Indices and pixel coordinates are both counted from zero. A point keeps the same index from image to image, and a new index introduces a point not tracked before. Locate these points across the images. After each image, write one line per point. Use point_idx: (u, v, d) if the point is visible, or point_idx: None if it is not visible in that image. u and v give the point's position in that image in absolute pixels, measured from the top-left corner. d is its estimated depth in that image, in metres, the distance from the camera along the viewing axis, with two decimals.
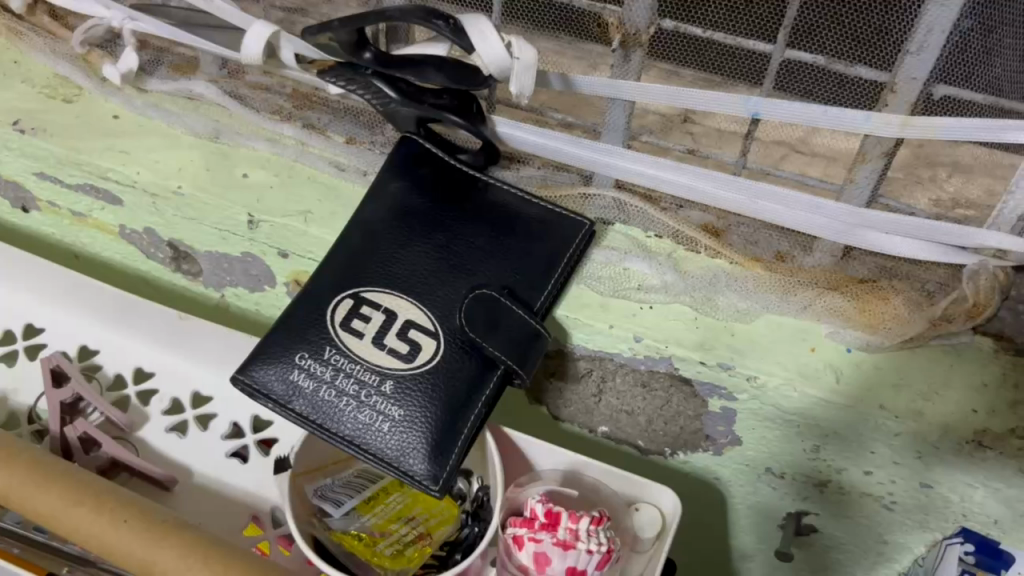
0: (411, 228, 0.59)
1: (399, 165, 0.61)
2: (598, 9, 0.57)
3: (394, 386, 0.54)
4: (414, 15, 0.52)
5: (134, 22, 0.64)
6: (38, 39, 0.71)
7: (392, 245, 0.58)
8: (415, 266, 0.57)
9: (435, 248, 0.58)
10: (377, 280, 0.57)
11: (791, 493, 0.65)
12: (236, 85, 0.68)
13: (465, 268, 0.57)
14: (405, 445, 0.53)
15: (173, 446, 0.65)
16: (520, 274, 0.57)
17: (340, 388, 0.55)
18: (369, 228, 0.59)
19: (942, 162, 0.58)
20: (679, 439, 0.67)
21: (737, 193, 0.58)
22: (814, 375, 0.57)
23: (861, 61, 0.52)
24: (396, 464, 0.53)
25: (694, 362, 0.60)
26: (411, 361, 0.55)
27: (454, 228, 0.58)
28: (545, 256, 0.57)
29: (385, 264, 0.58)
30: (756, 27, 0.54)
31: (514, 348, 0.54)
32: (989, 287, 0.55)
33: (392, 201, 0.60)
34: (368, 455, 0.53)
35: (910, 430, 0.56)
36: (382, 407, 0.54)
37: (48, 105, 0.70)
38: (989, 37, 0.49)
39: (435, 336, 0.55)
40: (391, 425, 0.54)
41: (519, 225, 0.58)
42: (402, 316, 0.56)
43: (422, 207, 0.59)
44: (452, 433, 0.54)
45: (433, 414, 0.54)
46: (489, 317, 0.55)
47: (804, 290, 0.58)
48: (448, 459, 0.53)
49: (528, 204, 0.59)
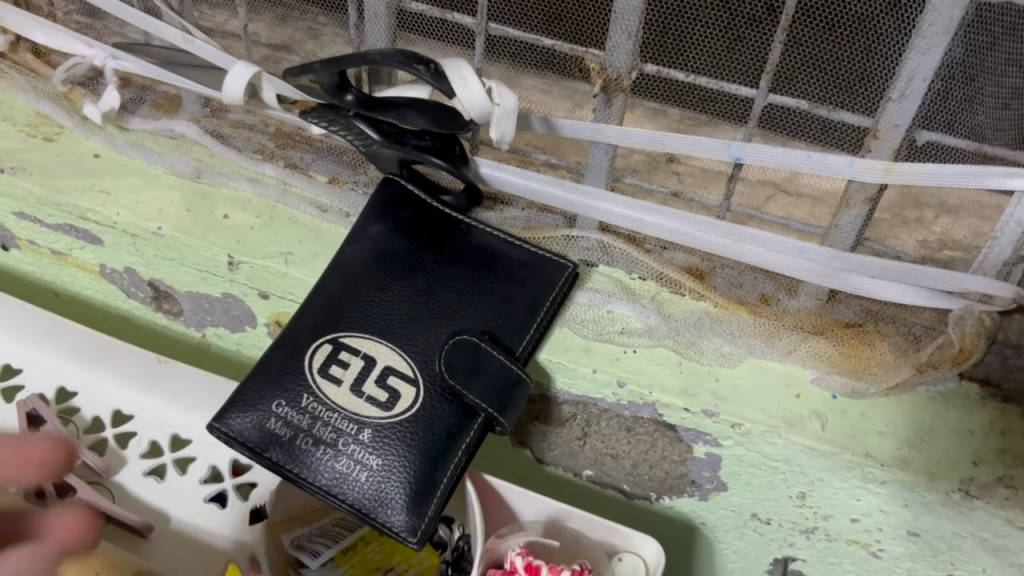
0: (392, 272, 0.58)
1: (379, 208, 0.60)
2: (580, 52, 0.55)
3: (372, 435, 0.54)
4: (395, 58, 0.52)
5: (116, 60, 0.64)
6: (19, 76, 0.70)
7: (372, 289, 0.57)
8: (395, 311, 0.57)
9: (417, 292, 0.57)
10: (355, 325, 0.57)
11: (777, 539, 0.64)
12: (218, 124, 0.69)
13: (446, 313, 0.56)
14: (382, 496, 0.52)
15: (151, 490, 0.64)
16: (502, 318, 0.56)
17: (316, 436, 0.54)
18: (349, 272, 0.58)
19: (930, 204, 0.57)
20: (664, 483, 0.65)
21: (722, 237, 0.58)
22: (799, 422, 0.56)
23: (845, 107, 0.52)
24: (374, 515, 0.52)
25: (677, 409, 0.58)
26: (390, 409, 0.54)
27: (435, 271, 0.58)
28: (527, 298, 0.57)
29: (364, 308, 0.57)
30: (738, 72, 0.53)
31: (494, 394, 0.53)
32: (975, 333, 0.55)
33: (371, 244, 0.59)
34: (345, 506, 0.53)
35: (897, 479, 0.54)
36: (359, 457, 0.53)
37: (29, 143, 0.70)
38: (970, 84, 0.48)
39: (415, 382, 0.55)
40: (368, 475, 0.53)
41: (501, 267, 0.58)
42: (380, 362, 0.55)
43: (403, 250, 0.59)
44: (430, 483, 0.52)
45: (411, 464, 0.53)
46: (470, 362, 0.54)
47: (789, 335, 0.59)
48: (427, 510, 0.52)
49: (508, 246, 0.58)
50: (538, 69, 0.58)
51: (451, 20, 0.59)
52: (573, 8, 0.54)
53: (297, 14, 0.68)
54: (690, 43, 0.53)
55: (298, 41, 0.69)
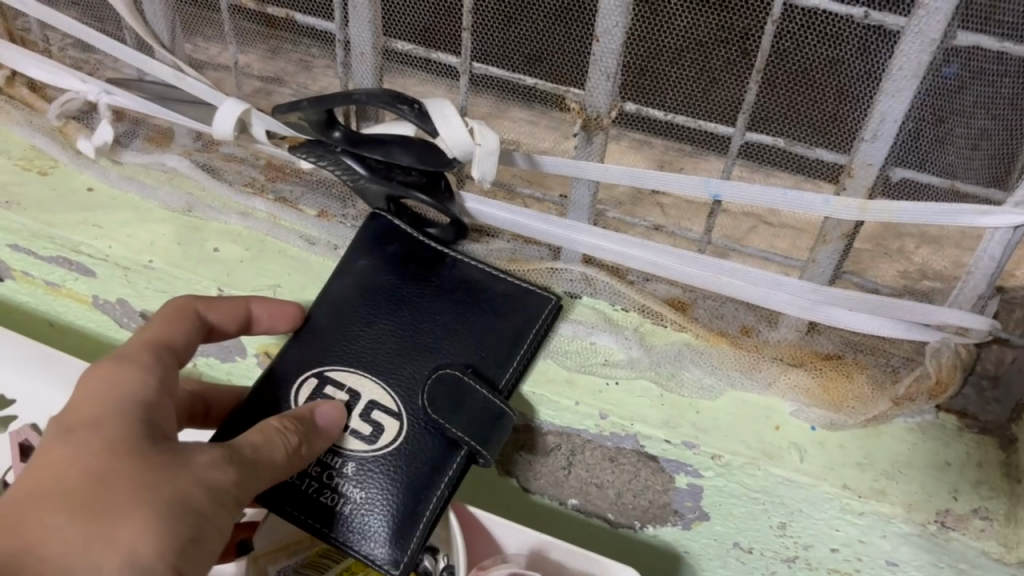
0: (377, 306, 0.60)
1: (365, 238, 0.61)
2: (562, 91, 0.56)
3: (356, 467, 0.56)
4: (380, 99, 0.54)
5: (110, 95, 0.65)
6: (15, 111, 0.72)
7: (357, 323, 0.59)
8: (379, 346, 0.58)
9: (401, 325, 0.59)
10: (339, 359, 0.59)
11: (760, 567, 0.65)
12: (209, 157, 0.70)
13: (430, 347, 0.58)
14: (367, 528, 0.54)
15: None
16: (486, 350, 0.57)
17: (303, 469, 0.56)
18: (335, 306, 0.60)
19: (909, 234, 0.58)
20: (648, 513, 0.66)
21: (703, 270, 0.58)
22: (778, 453, 0.57)
23: (820, 145, 0.53)
24: (357, 547, 0.54)
25: (658, 440, 0.59)
26: (374, 442, 0.56)
27: (420, 304, 0.59)
28: (509, 331, 0.58)
29: (350, 342, 0.59)
30: (715, 110, 0.55)
31: (477, 429, 0.55)
32: (952, 366, 0.55)
33: (357, 277, 0.60)
34: (329, 539, 0.55)
35: (874, 510, 0.55)
36: (344, 489, 0.55)
37: (23, 177, 0.71)
38: (941, 126, 0.49)
39: (398, 416, 0.57)
40: (353, 507, 0.55)
41: (484, 299, 0.59)
42: (365, 396, 0.57)
43: (388, 284, 0.60)
44: (413, 516, 0.54)
45: (395, 497, 0.55)
46: (453, 398, 0.55)
47: (768, 367, 0.59)
48: (409, 542, 0.54)
49: (494, 278, 0.59)
50: (525, 98, 0.60)
51: (435, 59, 0.60)
52: (554, 50, 0.55)
53: (289, 46, 0.68)
54: (666, 83, 0.54)
55: (290, 74, 0.69)
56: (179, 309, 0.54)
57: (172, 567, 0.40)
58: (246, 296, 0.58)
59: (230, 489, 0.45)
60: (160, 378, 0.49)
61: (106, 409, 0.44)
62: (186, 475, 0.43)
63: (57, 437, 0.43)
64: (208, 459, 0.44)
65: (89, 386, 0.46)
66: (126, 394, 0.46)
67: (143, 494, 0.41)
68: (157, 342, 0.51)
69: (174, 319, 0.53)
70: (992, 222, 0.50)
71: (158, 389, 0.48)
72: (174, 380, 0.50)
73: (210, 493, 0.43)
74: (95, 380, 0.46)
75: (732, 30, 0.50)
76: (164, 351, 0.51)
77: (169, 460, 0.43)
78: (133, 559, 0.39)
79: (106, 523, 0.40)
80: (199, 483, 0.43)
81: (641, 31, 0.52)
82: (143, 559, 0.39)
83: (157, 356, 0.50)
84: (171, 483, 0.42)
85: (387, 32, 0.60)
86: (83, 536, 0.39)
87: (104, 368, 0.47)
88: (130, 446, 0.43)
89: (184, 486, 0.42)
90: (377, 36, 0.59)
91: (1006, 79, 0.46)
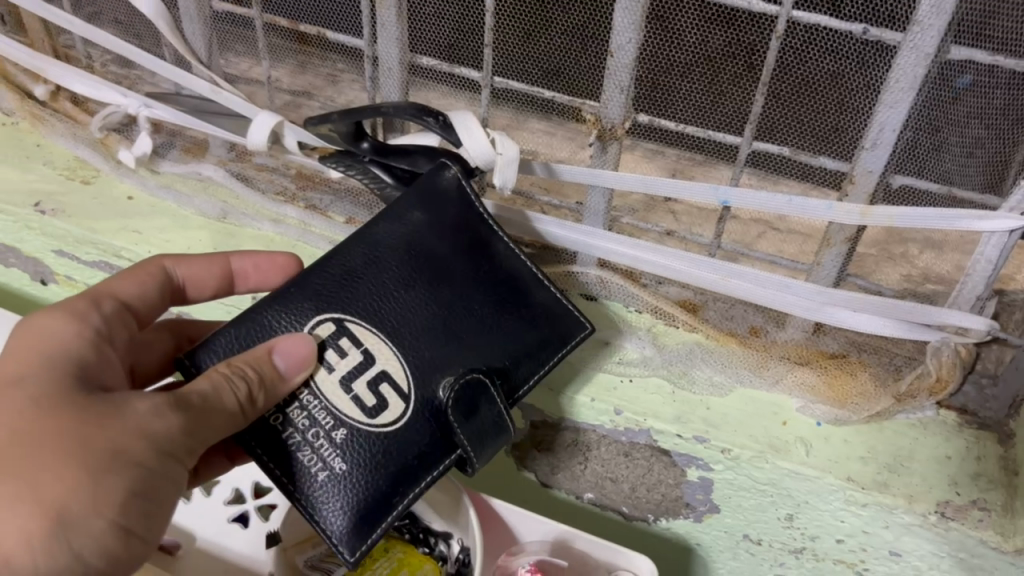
0: (419, 269, 0.53)
1: (419, 194, 0.55)
2: (578, 104, 0.60)
3: (346, 437, 0.50)
4: (408, 111, 0.57)
5: (149, 109, 0.69)
6: (59, 123, 0.76)
7: (395, 283, 0.53)
8: (410, 316, 0.52)
9: (436, 301, 0.53)
10: (363, 314, 0.52)
11: (769, 558, 0.67)
12: (243, 167, 0.73)
13: (459, 336, 0.53)
14: (335, 500, 0.49)
15: (178, 511, 0.68)
16: (511, 360, 0.54)
17: (289, 416, 0.51)
18: (374, 252, 0.53)
19: (914, 239, 0.60)
20: (661, 506, 0.69)
21: (710, 272, 0.61)
22: (786, 448, 0.60)
23: (824, 153, 0.56)
24: (314, 516, 0.49)
25: (671, 435, 0.62)
26: (374, 417, 0.51)
27: (460, 284, 0.54)
28: (538, 345, 0.55)
29: (381, 298, 0.53)
30: (724, 121, 0.58)
31: (479, 442, 0.51)
32: (951, 364, 0.58)
33: (405, 230, 0.54)
34: (292, 496, 0.50)
35: (877, 502, 0.58)
36: (326, 454, 0.50)
37: (67, 186, 0.75)
38: (936, 135, 0.52)
39: (406, 397, 0.51)
40: (327, 476, 0.50)
41: (523, 304, 0.55)
42: (379, 365, 0.51)
43: (437, 250, 0.54)
44: (384, 506, 0.50)
45: (374, 480, 0.50)
46: (470, 401, 0.51)
47: (776, 365, 0.63)
48: (371, 532, 0.49)
49: (540, 286, 0.56)
50: (542, 108, 0.63)
51: (460, 73, 0.63)
52: (571, 65, 0.59)
53: (317, 62, 0.71)
54: (677, 97, 0.57)
55: (318, 88, 0.72)
56: (145, 265, 0.55)
57: (113, 523, 0.42)
58: (227, 252, 0.59)
59: (177, 439, 0.44)
60: (97, 326, 0.49)
61: (36, 363, 0.44)
62: (121, 427, 0.42)
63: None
64: (147, 408, 0.43)
65: (22, 339, 0.46)
66: (59, 346, 0.46)
67: (72, 450, 0.41)
68: (105, 294, 0.52)
69: (137, 275, 0.54)
70: (988, 226, 0.53)
71: (94, 340, 0.48)
72: (119, 328, 0.51)
73: (149, 443, 0.43)
74: (29, 331, 0.46)
75: (739, 46, 0.53)
76: (110, 301, 0.52)
77: (105, 411, 0.43)
78: (65, 520, 0.40)
79: (33, 485, 0.40)
80: (138, 433, 0.42)
81: (652, 47, 0.55)
82: (82, 515, 0.41)
83: (103, 307, 0.51)
84: (104, 436, 0.42)
85: (414, 48, 0.63)
86: (10, 500, 0.40)
87: (36, 320, 0.47)
88: (58, 399, 0.43)
89: (118, 439, 0.42)
90: (404, 52, 0.63)
91: (998, 92, 0.49)
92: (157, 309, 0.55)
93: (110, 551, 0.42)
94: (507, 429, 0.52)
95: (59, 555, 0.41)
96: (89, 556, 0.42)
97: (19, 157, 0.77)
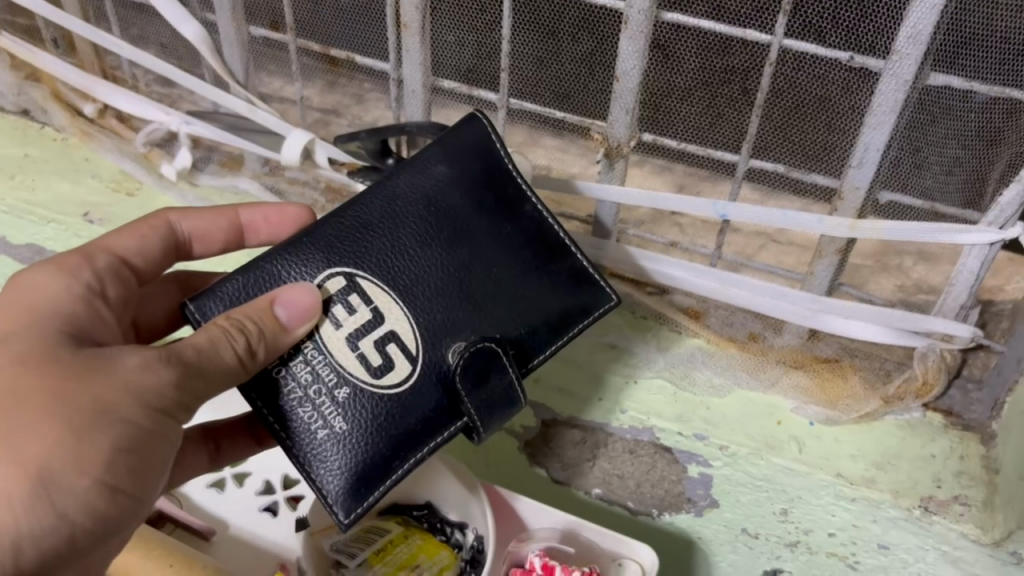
0: (439, 227, 0.53)
1: (448, 148, 0.55)
2: (587, 124, 0.65)
3: (349, 395, 0.51)
4: (428, 130, 0.63)
5: (189, 125, 0.75)
6: (106, 139, 0.82)
7: (412, 240, 0.53)
8: (424, 275, 0.52)
9: (454, 262, 0.53)
10: (377, 270, 0.52)
11: (766, 552, 0.70)
12: (277, 181, 0.79)
13: (475, 302, 0.53)
14: (333, 460, 0.51)
15: (213, 501, 0.73)
16: (525, 329, 0.53)
17: (291, 370, 0.51)
18: (394, 206, 0.53)
19: (908, 252, 0.63)
20: (664, 501, 0.72)
21: (711, 281, 0.66)
22: (779, 445, 0.65)
23: (815, 170, 0.60)
24: (312, 474, 0.51)
25: (673, 433, 0.68)
26: (379, 377, 0.51)
27: (480, 246, 0.54)
28: (556, 314, 0.54)
29: (399, 254, 0.52)
30: (722, 139, 0.62)
31: (487, 411, 0.51)
32: (936, 369, 0.62)
33: (430, 186, 0.54)
34: (291, 453, 0.51)
35: (864, 497, 0.63)
36: (327, 412, 0.51)
37: (115, 199, 0.82)
38: (917, 154, 0.56)
39: (414, 359, 0.52)
40: (327, 435, 0.51)
41: (545, 268, 0.55)
42: (387, 324, 0.52)
43: (460, 208, 0.54)
44: (383, 469, 0.51)
45: (374, 442, 0.51)
46: (481, 370, 0.51)
47: (773, 369, 0.67)
48: (368, 493, 0.51)
49: (568, 252, 0.55)
50: (555, 127, 0.68)
51: (477, 95, 0.68)
52: (579, 89, 0.63)
53: (345, 81, 0.74)
54: (678, 120, 0.62)
55: (346, 106, 0.76)
56: (149, 219, 0.57)
57: (97, 482, 0.42)
58: (236, 206, 0.62)
59: (165, 392, 0.44)
60: (88, 282, 0.51)
61: (27, 322, 0.46)
62: (104, 384, 0.42)
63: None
64: (133, 363, 0.44)
65: (13, 297, 0.48)
66: (49, 304, 0.48)
67: (55, 407, 0.41)
68: (100, 248, 0.54)
69: (138, 231, 0.56)
70: (967, 239, 0.57)
71: (83, 296, 0.50)
72: (113, 281, 0.53)
73: (134, 399, 0.43)
74: (20, 291, 0.48)
75: (734, 72, 0.58)
76: (105, 254, 0.54)
77: (91, 368, 0.43)
78: (47, 478, 0.41)
79: (14, 444, 0.40)
80: (122, 389, 0.43)
81: (655, 74, 0.60)
82: (66, 471, 0.41)
83: (97, 262, 0.53)
84: (88, 392, 0.42)
85: (436, 73, 0.68)
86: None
87: (28, 277, 0.49)
88: (43, 359, 0.43)
89: (103, 396, 0.42)
90: (426, 75, 0.67)
91: (972, 114, 0.53)
92: (160, 261, 0.57)
93: (97, 510, 0.43)
94: (518, 402, 0.53)
95: (44, 513, 0.41)
96: (75, 515, 0.42)
97: (69, 171, 0.84)
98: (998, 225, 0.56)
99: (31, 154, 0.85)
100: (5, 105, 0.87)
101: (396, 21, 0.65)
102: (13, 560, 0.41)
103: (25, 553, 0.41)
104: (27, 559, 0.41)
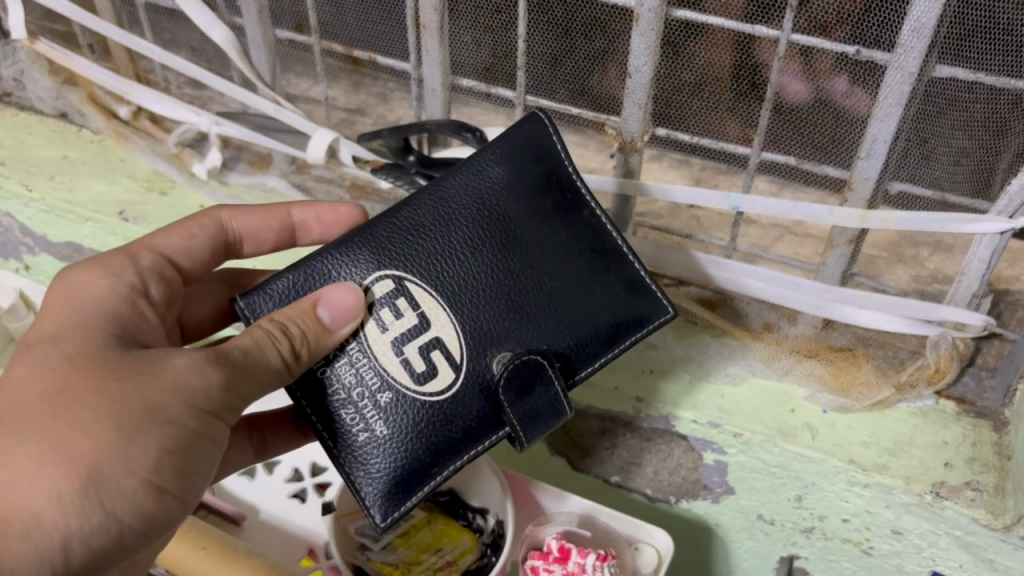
0: (492, 232, 0.54)
1: (506, 148, 0.55)
2: (602, 119, 0.67)
3: (391, 401, 0.53)
4: (448, 127, 0.66)
5: (218, 126, 0.79)
6: (140, 140, 0.86)
7: (463, 245, 0.54)
8: (472, 283, 0.53)
9: (504, 269, 0.54)
10: (425, 275, 0.53)
11: (782, 538, 0.72)
12: (303, 178, 0.81)
13: (522, 311, 0.54)
14: (373, 465, 0.53)
15: (244, 488, 0.76)
16: (574, 341, 0.54)
17: (333, 370, 0.53)
18: (447, 208, 0.54)
19: (924, 243, 0.63)
20: (681, 488, 0.75)
21: (725, 273, 0.67)
22: (793, 433, 0.66)
23: (826, 162, 0.61)
24: (353, 478, 0.53)
25: (687, 420, 0.70)
26: (422, 383, 0.53)
27: (532, 253, 0.54)
28: (607, 326, 0.55)
29: (449, 259, 0.53)
30: (736, 134, 0.63)
31: (530, 423, 0.53)
32: (949, 357, 0.63)
33: (486, 189, 0.54)
34: (333, 454, 0.54)
35: (877, 482, 0.63)
36: (369, 416, 0.53)
37: (148, 197, 0.84)
38: (924, 146, 0.57)
39: (457, 368, 0.53)
40: (369, 440, 0.53)
41: (601, 276, 0.55)
42: (432, 333, 0.53)
43: (514, 214, 0.54)
44: (423, 476, 0.53)
45: (414, 449, 0.53)
46: (526, 382, 0.52)
47: (786, 358, 0.69)
48: (406, 499, 0.53)
49: (625, 261, 0.55)
50: (572, 122, 0.69)
51: (495, 93, 0.70)
52: (593, 86, 0.65)
53: (369, 82, 0.77)
54: (691, 113, 0.63)
55: (371, 104, 0.78)
56: (199, 219, 0.60)
57: (145, 482, 0.44)
58: (288, 205, 0.64)
59: (213, 391, 0.46)
60: (130, 281, 0.53)
61: (74, 323, 0.48)
62: (154, 385, 0.45)
63: (25, 350, 0.47)
64: (183, 365, 0.46)
65: (60, 299, 0.50)
66: (95, 305, 0.50)
67: (104, 406, 0.43)
68: (145, 248, 0.56)
69: (185, 230, 0.59)
70: (979, 229, 0.58)
71: (126, 295, 0.52)
72: (156, 280, 0.56)
73: (182, 400, 0.45)
74: (67, 292, 0.51)
75: (744, 68, 0.59)
76: (151, 253, 0.57)
77: (141, 368, 0.45)
78: (97, 478, 0.42)
79: (61, 444, 0.42)
80: (171, 391, 0.45)
81: (667, 69, 0.62)
82: (115, 470, 0.42)
83: (141, 262, 0.55)
84: (139, 392, 0.44)
85: (454, 71, 0.71)
86: (39, 460, 0.41)
87: (72, 277, 0.52)
88: (92, 360, 0.45)
89: (152, 396, 0.44)
90: (446, 75, 0.70)
91: (978, 105, 0.54)
92: (207, 259, 0.61)
93: (143, 511, 0.44)
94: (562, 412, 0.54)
95: (93, 514, 0.42)
96: (122, 515, 0.44)
97: (105, 170, 0.87)
98: (1008, 214, 0.57)
99: (69, 155, 0.88)
100: (43, 108, 0.91)
101: (416, 23, 0.68)
102: (61, 561, 0.42)
103: (74, 553, 0.43)
104: (75, 559, 0.43)
